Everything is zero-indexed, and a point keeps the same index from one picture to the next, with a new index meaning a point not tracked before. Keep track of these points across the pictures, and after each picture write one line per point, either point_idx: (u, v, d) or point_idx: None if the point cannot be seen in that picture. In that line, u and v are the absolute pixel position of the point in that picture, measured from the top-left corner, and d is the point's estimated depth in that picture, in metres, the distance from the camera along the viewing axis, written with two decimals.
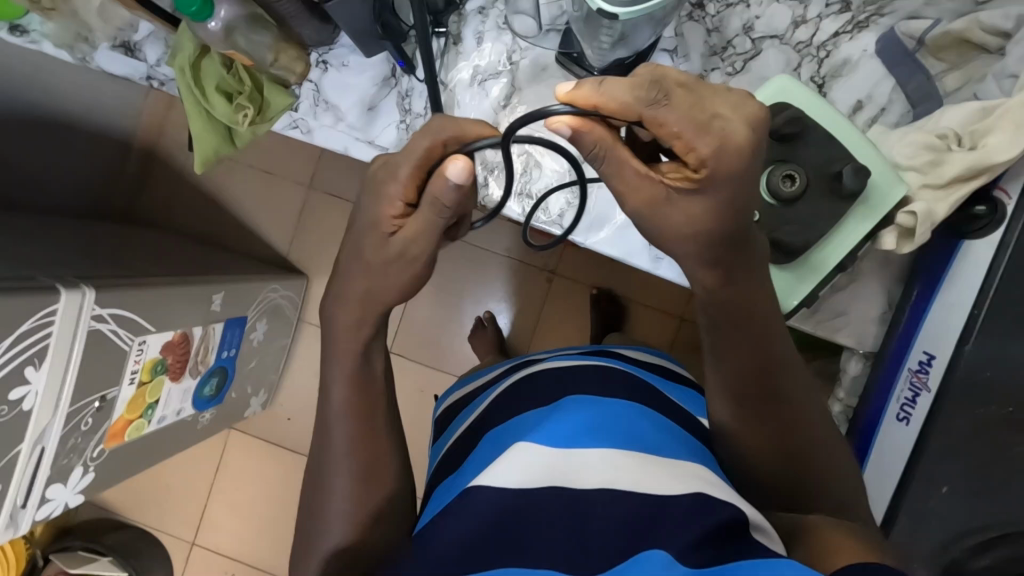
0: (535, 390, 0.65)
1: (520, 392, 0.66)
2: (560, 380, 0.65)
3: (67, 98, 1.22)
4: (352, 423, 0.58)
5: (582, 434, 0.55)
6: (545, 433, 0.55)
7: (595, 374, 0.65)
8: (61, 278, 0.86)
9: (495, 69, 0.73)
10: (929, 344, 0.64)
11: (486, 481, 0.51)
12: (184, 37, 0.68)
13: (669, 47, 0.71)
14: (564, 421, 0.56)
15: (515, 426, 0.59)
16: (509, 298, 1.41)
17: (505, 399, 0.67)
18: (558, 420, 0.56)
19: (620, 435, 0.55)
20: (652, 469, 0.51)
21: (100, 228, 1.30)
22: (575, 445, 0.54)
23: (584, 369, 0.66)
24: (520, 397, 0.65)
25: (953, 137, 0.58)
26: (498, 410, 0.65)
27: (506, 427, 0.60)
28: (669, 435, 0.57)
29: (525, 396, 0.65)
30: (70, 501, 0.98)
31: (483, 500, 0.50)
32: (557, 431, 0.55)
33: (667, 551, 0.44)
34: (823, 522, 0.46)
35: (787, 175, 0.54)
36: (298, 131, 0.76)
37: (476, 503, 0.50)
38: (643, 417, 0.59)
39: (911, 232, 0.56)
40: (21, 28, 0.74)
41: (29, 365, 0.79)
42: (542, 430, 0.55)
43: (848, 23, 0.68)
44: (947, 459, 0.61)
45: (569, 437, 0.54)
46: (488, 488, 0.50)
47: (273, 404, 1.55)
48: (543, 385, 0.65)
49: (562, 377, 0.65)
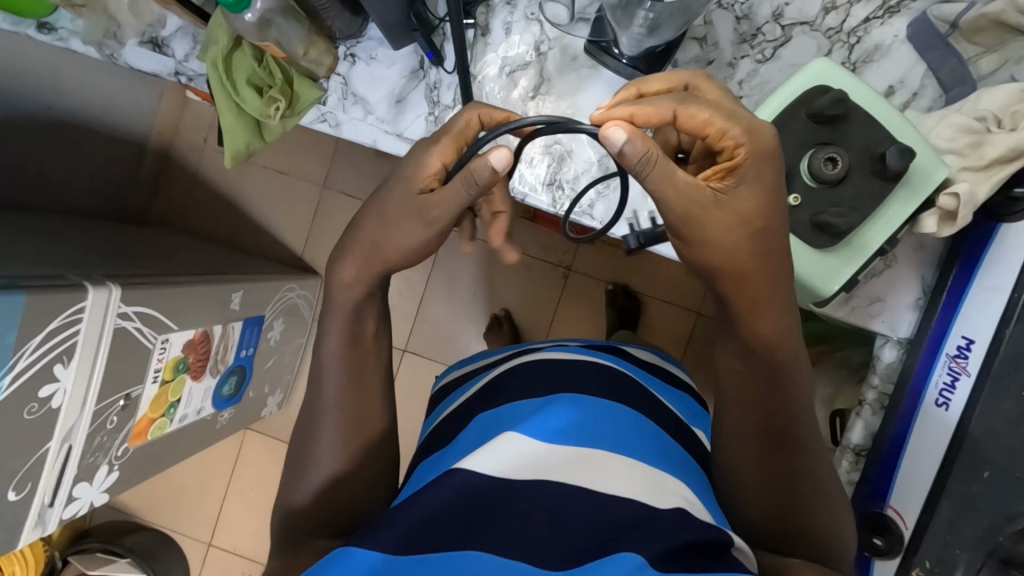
0: (542, 378, 0.66)
1: (527, 378, 0.67)
2: (563, 372, 0.67)
3: (85, 101, 1.23)
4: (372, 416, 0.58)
5: (573, 432, 0.58)
6: (539, 426, 0.57)
7: (593, 374, 0.68)
8: (88, 276, 0.86)
9: (523, 60, 0.72)
10: (968, 328, 0.63)
11: (471, 465, 0.53)
12: (217, 30, 0.68)
13: (698, 36, 0.71)
14: (560, 416, 0.59)
15: (508, 414, 0.61)
16: (526, 295, 1.41)
17: (532, 385, 0.66)
18: (555, 413, 0.59)
19: (610, 437, 0.58)
20: (634, 476, 0.54)
21: (118, 229, 1.30)
22: (568, 441, 0.56)
23: (583, 368, 0.68)
24: (524, 385, 0.66)
25: (993, 120, 0.59)
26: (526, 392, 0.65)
27: (500, 414, 0.62)
28: (655, 445, 0.60)
29: (535, 385, 0.66)
30: (94, 501, 0.98)
31: (462, 482, 0.52)
32: (552, 425, 0.58)
33: (641, 554, 0.45)
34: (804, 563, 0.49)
35: (828, 158, 0.54)
36: (326, 124, 0.77)
37: (454, 482, 0.52)
38: (636, 426, 0.61)
39: (953, 214, 0.56)
40: (49, 26, 0.75)
41: (57, 363, 0.78)
42: (537, 421, 0.58)
43: (880, 8, 0.68)
44: (991, 444, 0.60)
45: (564, 432, 0.57)
46: (464, 471, 0.52)
47: (288, 404, 1.55)
48: (546, 376, 0.67)
49: (566, 369, 0.67)
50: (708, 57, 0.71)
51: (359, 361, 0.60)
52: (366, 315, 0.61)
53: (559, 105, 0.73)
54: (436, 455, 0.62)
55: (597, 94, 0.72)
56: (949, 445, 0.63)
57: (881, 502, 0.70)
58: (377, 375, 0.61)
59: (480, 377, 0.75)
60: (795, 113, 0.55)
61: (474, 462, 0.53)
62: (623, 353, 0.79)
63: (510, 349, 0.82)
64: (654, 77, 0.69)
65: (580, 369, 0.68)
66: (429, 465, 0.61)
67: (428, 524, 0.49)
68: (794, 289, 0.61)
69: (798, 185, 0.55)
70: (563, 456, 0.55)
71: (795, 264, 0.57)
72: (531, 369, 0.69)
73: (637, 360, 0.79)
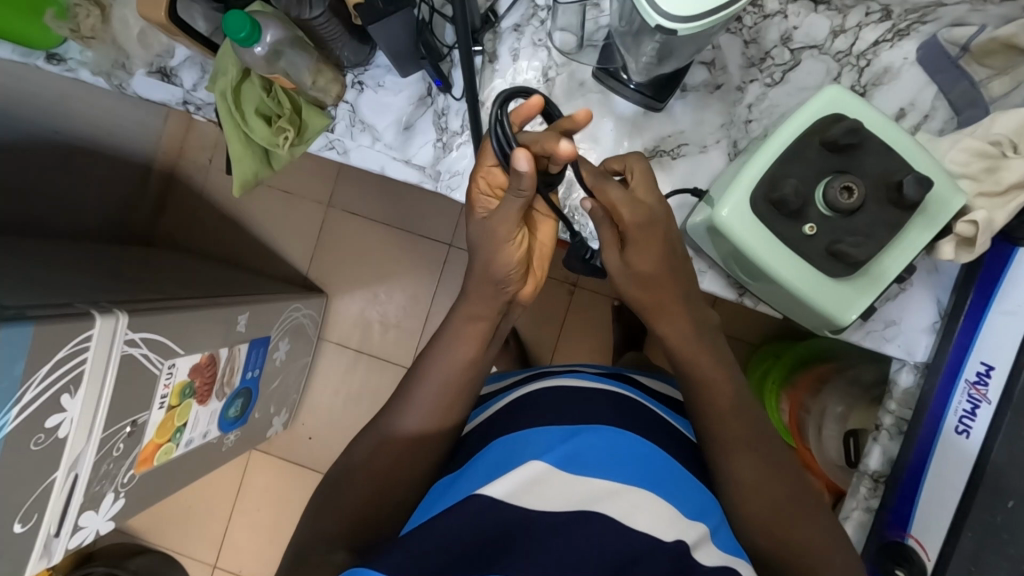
0: (568, 404, 0.66)
1: (535, 405, 0.66)
2: (584, 404, 0.66)
3: (90, 125, 1.23)
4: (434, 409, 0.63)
5: (595, 463, 0.60)
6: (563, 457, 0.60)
7: (613, 406, 0.68)
8: (95, 303, 0.85)
9: (531, 85, 0.73)
10: (988, 354, 0.62)
11: (488, 491, 0.57)
12: (227, 60, 0.68)
13: (706, 60, 0.71)
14: (586, 448, 0.61)
15: (532, 439, 0.62)
16: (531, 313, 1.40)
17: (553, 401, 0.67)
18: (578, 443, 0.61)
19: (629, 468, 0.61)
20: (652, 509, 0.58)
21: (123, 251, 1.30)
22: (586, 473, 0.59)
23: (601, 397, 0.68)
24: (539, 410, 0.66)
25: (1007, 145, 0.58)
26: (542, 409, 0.66)
27: (523, 439, 0.62)
28: (672, 476, 0.63)
29: (563, 405, 0.66)
30: (100, 528, 0.97)
31: (478, 508, 0.56)
32: (575, 455, 0.60)
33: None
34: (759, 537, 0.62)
35: (844, 187, 0.52)
36: (333, 152, 0.76)
37: (469, 509, 0.56)
38: (656, 458, 0.63)
39: (971, 240, 0.56)
40: (58, 56, 0.74)
41: (65, 393, 0.78)
42: (564, 450, 0.61)
43: (889, 31, 0.68)
44: (1014, 476, 0.58)
45: (584, 462, 0.60)
46: None
47: (293, 423, 1.54)
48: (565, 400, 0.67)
49: (587, 400, 0.67)
50: (717, 81, 0.71)
51: (451, 377, 0.64)
52: (466, 338, 0.64)
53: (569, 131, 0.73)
54: (442, 483, 0.63)
55: (607, 119, 0.72)
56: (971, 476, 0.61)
57: (902, 531, 0.68)
58: (459, 398, 0.65)
59: (503, 397, 0.74)
60: (808, 140, 0.54)
61: (493, 487, 0.57)
62: (635, 382, 0.79)
63: (525, 373, 0.83)
64: (662, 101, 0.70)
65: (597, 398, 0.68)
66: (438, 492, 0.62)
67: (446, 546, 0.54)
68: (807, 315, 0.60)
69: (814, 215, 0.54)
70: (580, 487, 0.58)
71: (817, 299, 0.56)
72: (541, 398, 0.67)
73: (649, 389, 0.79)
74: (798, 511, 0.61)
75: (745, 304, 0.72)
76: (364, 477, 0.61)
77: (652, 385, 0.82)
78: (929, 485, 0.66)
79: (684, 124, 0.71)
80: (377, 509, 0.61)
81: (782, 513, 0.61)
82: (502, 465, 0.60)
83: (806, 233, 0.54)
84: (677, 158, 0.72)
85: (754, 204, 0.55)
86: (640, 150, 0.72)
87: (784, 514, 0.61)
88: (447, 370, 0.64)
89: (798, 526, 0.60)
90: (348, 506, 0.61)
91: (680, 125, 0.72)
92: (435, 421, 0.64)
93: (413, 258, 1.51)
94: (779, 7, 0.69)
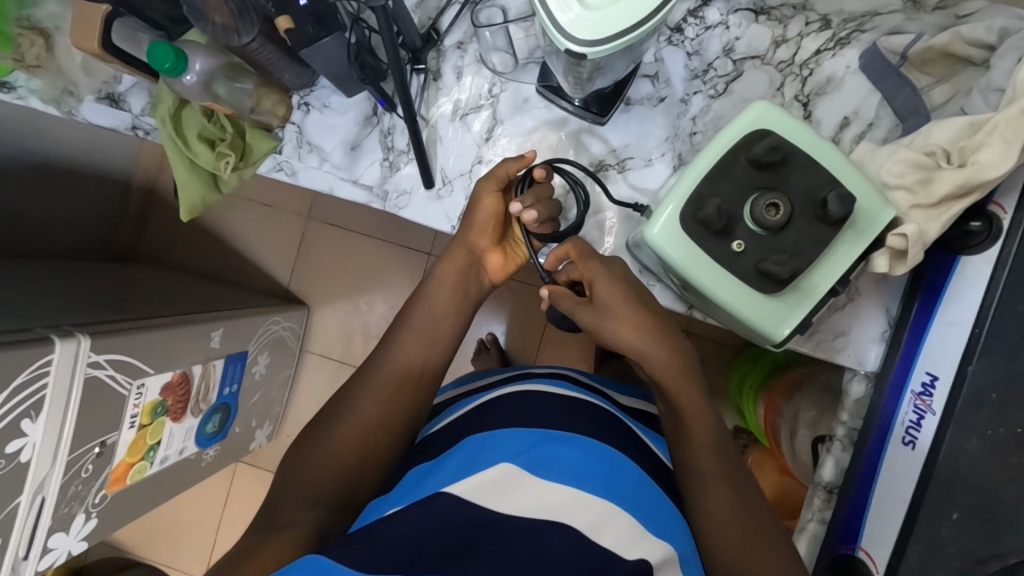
0: (540, 412, 0.66)
1: (514, 407, 0.67)
2: (564, 408, 0.67)
3: (64, 145, 1.24)
4: (412, 347, 0.70)
5: (565, 471, 0.59)
6: (532, 461, 0.60)
7: (586, 411, 0.67)
8: (57, 327, 0.86)
9: (476, 103, 0.72)
10: (932, 364, 0.61)
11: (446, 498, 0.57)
12: (164, 89, 0.69)
13: (649, 73, 0.70)
14: (550, 455, 0.61)
15: (497, 441, 0.62)
16: (511, 319, 1.40)
17: (537, 406, 0.67)
18: (549, 450, 0.61)
19: (598, 479, 0.59)
20: (609, 522, 0.57)
21: (101, 269, 1.30)
22: (553, 479, 0.58)
23: (564, 403, 0.67)
24: (518, 412, 0.66)
25: (942, 155, 0.57)
26: (511, 409, 0.66)
27: (489, 439, 0.62)
28: (633, 489, 0.61)
29: (532, 411, 0.66)
30: (72, 549, 0.97)
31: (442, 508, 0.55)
32: (546, 462, 0.60)
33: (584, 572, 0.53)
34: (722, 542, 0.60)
35: (770, 204, 0.53)
36: (283, 173, 0.76)
37: (438, 504, 0.56)
38: (618, 466, 0.62)
39: (903, 253, 0.56)
40: (7, 85, 0.75)
41: (25, 418, 0.78)
42: (535, 455, 0.60)
43: (830, 40, 0.67)
44: (961, 488, 0.57)
45: (553, 469, 0.59)
46: None
47: (278, 434, 1.54)
48: (535, 404, 0.66)
49: (566, 406, 0.67)
50: (660, 94, 0.71)
51: (434, 314, 0.71)
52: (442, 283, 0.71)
53: (515, 147, 0.73)
54: (409, 479, 0.63)
55: (552, 134, 0.72)
56: (916, 487, 0.59)
57: (853, 544, 0.68)
58: (441, 346, 0.71)
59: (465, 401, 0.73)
60: (735, 158, 0.54)
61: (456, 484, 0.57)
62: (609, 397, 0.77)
63: (508, 371, 0.83)
64: (606, 116, 0.70)
65: (557, 400, 0.68)
66: (413, 480, 0.62)
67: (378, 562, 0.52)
68: (746, 331, 0.59)
69: (742, 231, 0.54)
70: (553, 496, 0.57)
71: (752, 317, 0.56)
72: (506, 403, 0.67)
73: (619, 403, 0.77)
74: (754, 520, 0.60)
75: (695, 318, 0.72)
76: (348, 427, 0.65)
77: (623, 399, 0.80)
78: (878, 491, 0.66)
79: (629, 137, 0.71)
80: (360, 455, 0.64)
81: (738, 521, 0.60)
82: (471, 465, 0.60)
83: (735, 249, 0.54)
84: (623, 172, 0.71)
85: (684, 223, 0.55)
86: (586, 164, 0.72)
87: (741, 521, 0.60)
88: (429, 308, 0.71)
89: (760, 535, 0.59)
90: (326, 457, 0.63)
91: (626, 138, 0.71)
92: (418, 359, 0.70)
93: (393, 268, 1.51)
94: (720, 18, 0.69)
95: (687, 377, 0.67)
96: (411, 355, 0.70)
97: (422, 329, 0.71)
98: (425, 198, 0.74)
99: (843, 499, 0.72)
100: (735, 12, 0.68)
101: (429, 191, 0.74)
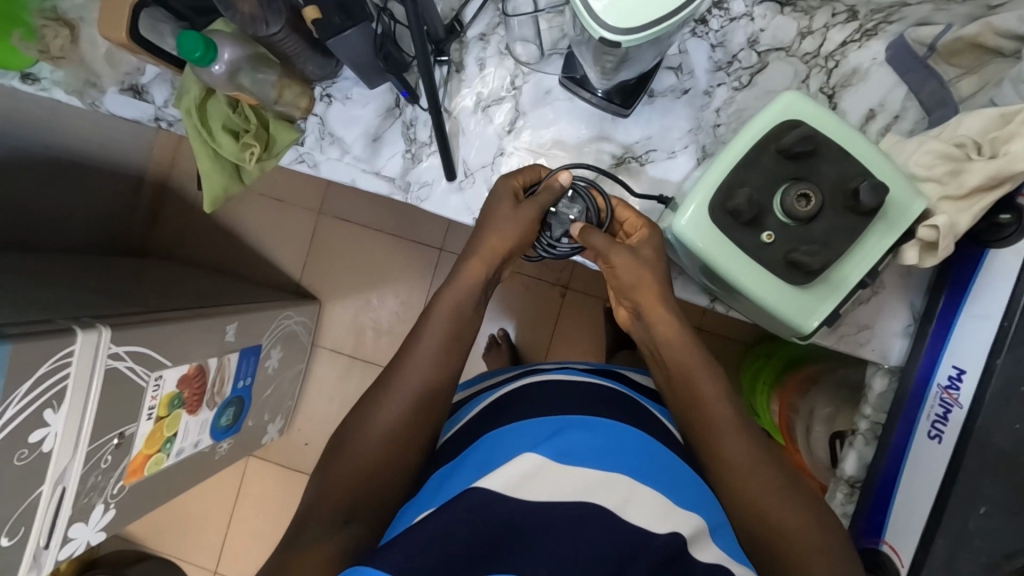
0: (550, 401, 0.66)
1: (532, 400, 0.67)
2: (579, 395, 0.67)
3: (80, 139, 1.25)
4: (432, 352, 0.62)
5: (590, 454, 0.60)
6: (554, 448, 0.59)
7: (602, 398, 0.67)
8: (77, 320, 0.86)
9: (498, 95, 0.72)
10: (959, 358, 0.61)
11: (474, 486, 0.57)
12: (190, 80, 0.69)
13: (673, 65, 0.70)
14: (571, 441, 0.60)
15: (517, 433, 0.61)
16: (522, 315, 1.39)
17: (549, 403, 0.65)
18: (567, 437, 0.60)
19: (621, 459, 0.60)
20: (641, 500, 0.58)
21: (116, 263, 1.31)
22: (579, 463, 0.59)
23: (582, 389, 0.68)
24: (529, 405, 0.66)
25: (972, 146, 0.57)
26: (530, 405, 0.66)
27: (508, 432, 0.62)
28: (665, 469, 0.61)
29: (548, 404, 0.65)
30: (91, 539, 0.97)
31: (460, 506, 0.55)
32: (567, 449, 0.60)
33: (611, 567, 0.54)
34: (750, 509, 0.58)
35: (801, 194, 0.52)
36: (304, 165, 0.76)
37: (456, 506, 0.55)
38: (647, 448, 0.62)
39: (934, 245, 0.56)
40: (32, 76, 0.75)
41: (47, 408, 0.79)
42: (556, 442, 0.60)
43: (857, 31, 0.67)
44: (989, 481, 0.57)
45: (578, 454, 0.59)
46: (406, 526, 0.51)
47: (289, 429, 1.55)
48: (552, 399, 0.66)
49: (585, 397, 0.66)
50: (683, 86, 0.70)
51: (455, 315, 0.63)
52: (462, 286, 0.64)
53: (536, 139, 0.73)
54: (432, 476, 0.62)
55: (575, 126, 0.72)
56: (945, 481, 0.59)
57: (877, 538, 0.68)
58: (461, 352, 0.64)
59: (480, 399, 0.73)
60: (764, 148, 0.54)
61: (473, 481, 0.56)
62: (629, 381, 0.78)
63: (517, 369, 0.83)
64: (629, 108, 0.69)
65: (573, 392, 0.67)
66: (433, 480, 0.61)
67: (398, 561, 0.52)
68: (772, 322, 0.60)
69: (771, 222, 0.54)
70: (574, 481, 0.58)
71: (768, 297, 0.55)
72: (523, 399, 0.67)
73: (641, 386, 0.78)
74: (784, 496, 0.58)
75: (717, 311, 0.72)
76: (369, 450, 0.59)
77: (642, 379, 0.81)
78: (903, 487, 0.65)
79: (651, 130, 0.71)
80: (383, 476, 0.59)
81: (761, 501, 0.58)
82: (491, 459, 0.60)
83: (767, 242, 0.54)
84: (646, 164, 0.71)
85: (712, 213, 0.55)
86: (607, 158, 0.72)
87: (769, 508, 0.57)
88: (451, 311, 0.63)
89: (790, 505, 0.58)
90: (348, 481, 0.58)
91: (647, 130, 0.71)
92: (442, 365, 0.62)
93: (405, 264, 1.51)
94: (745, 10, 0.68)
95: (694, 356, 0.63)
96: (431, 365, 0.62)
97: (446, 335, 0.63)
98: (446, 190, 0.74)
99: (868, 495, 0.71)
100: (761, 3, 0.68)
101: (451, 183, 0.73)
